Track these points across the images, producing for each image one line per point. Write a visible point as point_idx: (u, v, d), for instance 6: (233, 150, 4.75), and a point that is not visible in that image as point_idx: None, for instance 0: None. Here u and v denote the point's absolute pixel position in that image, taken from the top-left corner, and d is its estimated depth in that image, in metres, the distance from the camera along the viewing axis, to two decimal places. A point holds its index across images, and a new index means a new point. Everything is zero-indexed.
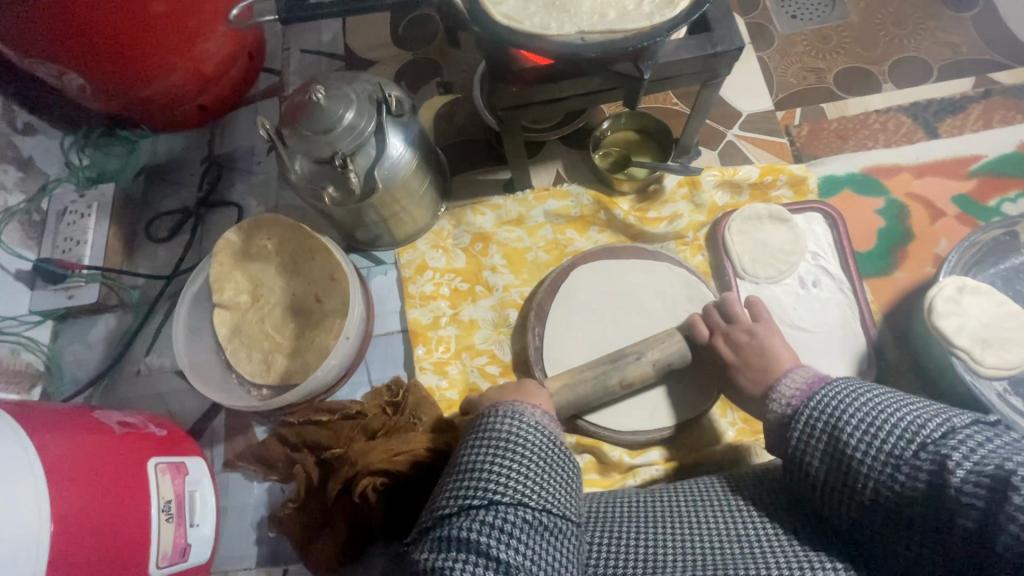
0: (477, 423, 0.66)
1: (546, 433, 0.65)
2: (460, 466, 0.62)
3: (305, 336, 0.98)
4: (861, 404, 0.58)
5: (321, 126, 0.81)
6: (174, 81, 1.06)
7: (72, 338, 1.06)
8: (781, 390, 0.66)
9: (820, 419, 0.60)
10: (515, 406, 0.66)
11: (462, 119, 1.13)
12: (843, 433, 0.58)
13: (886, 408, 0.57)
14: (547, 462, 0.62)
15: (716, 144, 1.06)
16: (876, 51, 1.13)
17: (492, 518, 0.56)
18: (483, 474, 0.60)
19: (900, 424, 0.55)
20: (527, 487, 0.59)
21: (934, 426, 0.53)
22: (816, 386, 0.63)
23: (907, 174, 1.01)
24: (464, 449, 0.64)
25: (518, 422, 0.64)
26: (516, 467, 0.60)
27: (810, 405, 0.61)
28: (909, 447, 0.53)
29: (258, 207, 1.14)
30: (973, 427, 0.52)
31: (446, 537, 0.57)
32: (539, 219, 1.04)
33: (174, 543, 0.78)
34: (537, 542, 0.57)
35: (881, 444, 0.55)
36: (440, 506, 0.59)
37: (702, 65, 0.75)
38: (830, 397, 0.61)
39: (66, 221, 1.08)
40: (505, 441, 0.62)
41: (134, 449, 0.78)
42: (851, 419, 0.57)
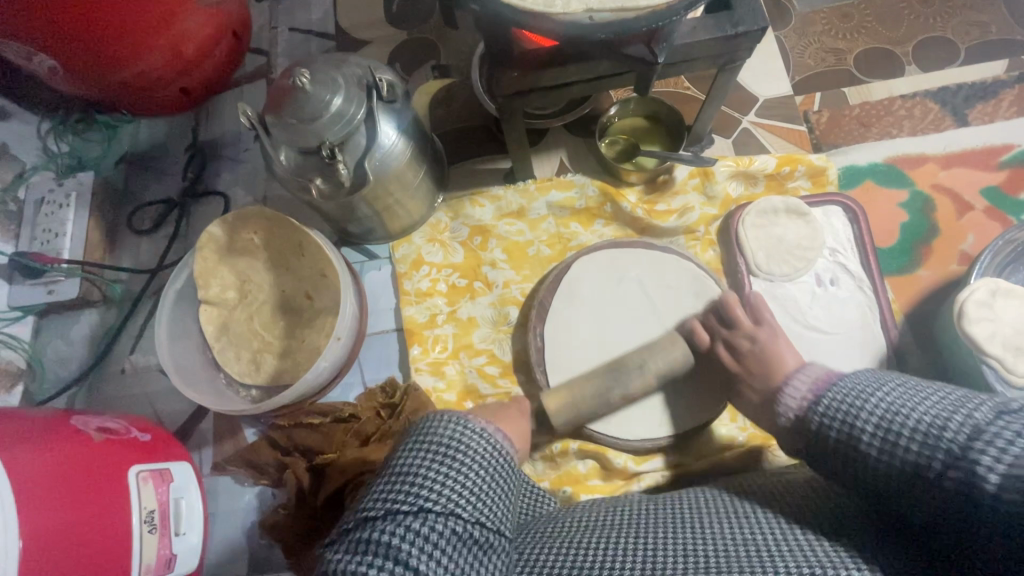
0: (418, 427, 0.60)
1: (494, 445, 0.59)
2: (393, 471, 0.56)
3: (296, 335, 0.93)
4: (876, 400, 0.54)
5: (306, 113, 0.75)
6: (152, 63, 1.00)
7: (54, 335, 1.02)
8: (791, 394, 0.64)
9: (830, 423, 0.56)
10: (466, 416, 0.60)
11: (459, 104, 1.06)
12: (858, 435, 0.53)
13: (902, 406, 0.51)
14: (486, 475, 0.56)
15: (730, 132, 0.99)
16: (902, 31, 1.05)
17: (418, 526, 0.51)
18: (418, 481, 0.54)
19: (912, 423, 0.50)
20: (462, 496, 0.54)
21: (957, 426, 0.47)
22: (822, 391, 0.61)
23: (933, 164, 0.95)
24: (401, 452, 0.58)
25: (464, 431, 0.58)
26: (455, 476, 0.55)
27: (819, 407, 0.59)
28: (929, 452, 0.47)
29: (246, 197, 1.08)
30: (995, 420, 0.45)
31: (363, 542, 0.50)
32: (541, 212, 0.98)
33: (158, 554, 0.74)
34: (464, 557, 0.51)
35: (900, 449, 0.49)
36: (366, 509, 0.53)
37: (721, 47, 0.68)
38: (844, 390, 0.57)
39: (44, 212, 1.02)
40: (446, 448, 0.57)
41: (114, 458, 0.74)
42: (866, 421, 0.53)
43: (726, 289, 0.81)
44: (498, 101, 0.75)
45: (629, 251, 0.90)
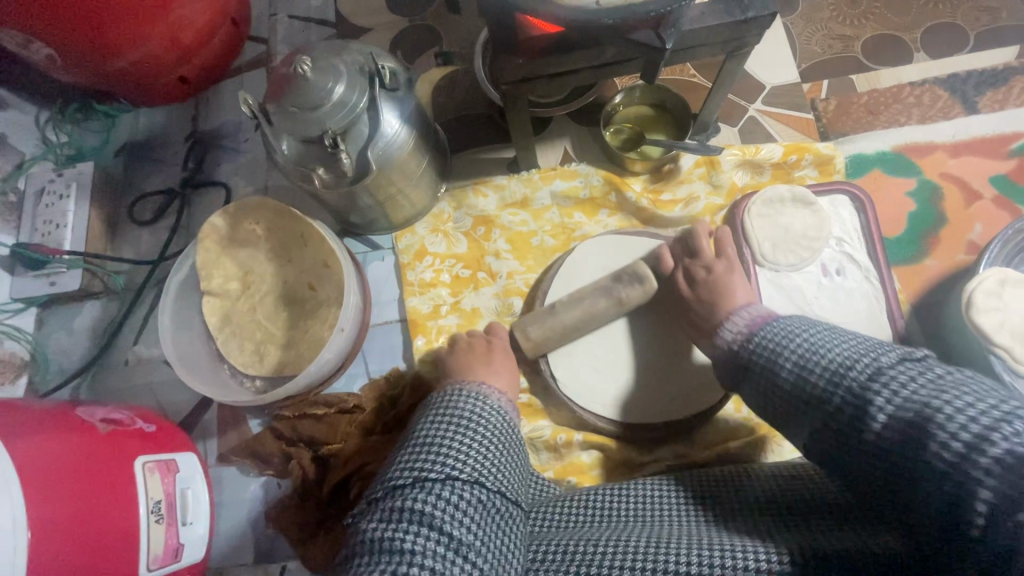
0: (435, 404, 0.68)
1: (507, 418, 0.67)
2: (416, 443, 0.62)
3: (299, 326, 0.93)
4: (795, 342, 0.60)
5: (308, 102, 0.74)
6: (150, 50, 0.99)
7: (56, 326, 1.02)
8: (735, 321, 0.68)
9: (764, 358, 0.61)
10: (479, 389, 0.69)
11: (462, 92, 1.05)
12: (775, 370, 0.59)
13: (822, 346, 0.57)
14: (500, 446, 0.63)
15: (736, 120, 0.98)
16: (911, 17, 1.04)
17: (447, 492, 0.55)
18: (443, 451, 0.59)
19: (830, 363, 0.54)
20: (482, 466, 0.59)
21: (862, 367, 0.52)
22: (758, 326, 0.65)
23: (942, 153, 0.94)
24: (421, 426, 0.64)
25: (482, 405, 0.67)
26: (473, 446, 0.61)
27: (752, 336, 0.64)
28: (830, 384, 0.53)
29: (247, 187, 1.08)
30: (899, 364, 0.50)
31: (395, 508, 0.54)
32: (545, 201, 0.97)
33: (165, 544, 0.75)
34: (489, 524, 0.55)
35: (808, 381, 0.55)
36: (393, 477, 0.58)
37: (729, 33, 0.67)
38: (777, 331, 0.62)
39: (44, 203, 1.02)
40: (464, 421, 0.64)
41: (119, 449, 0.74)
42: (790, 359, 0.58)
43: (715, 277, 0.80)
44: (502, 89, 0.74)
45: (633, 242, 0.89)
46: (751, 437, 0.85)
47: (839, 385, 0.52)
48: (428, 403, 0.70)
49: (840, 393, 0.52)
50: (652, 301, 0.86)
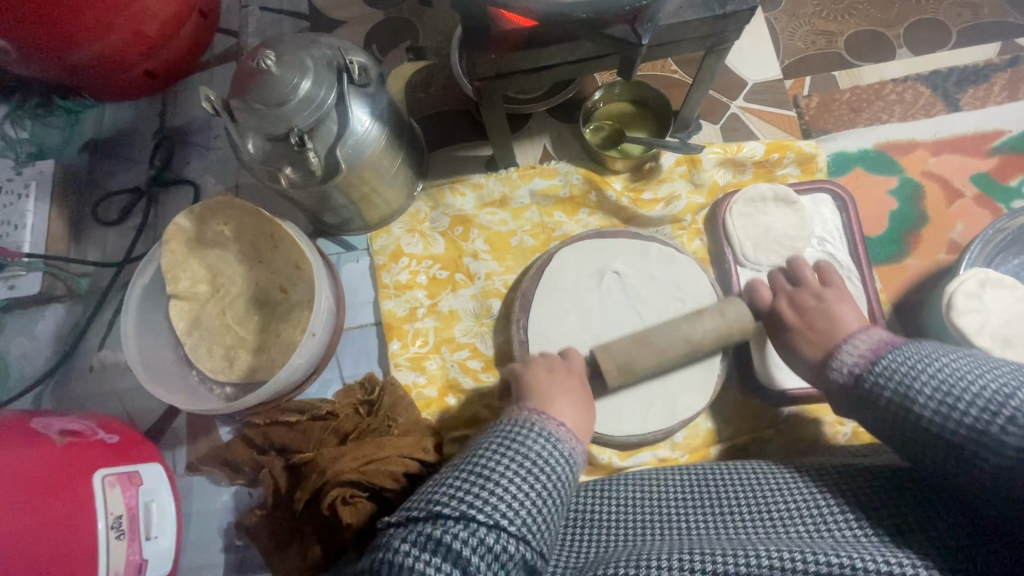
0: (502, 430, 0.60)
1: (572, 470, 0.59)
2: (472, 471, 0.55)
3: (270, 330, 0.90)
4: (937, 367, 0.54)
5: (273, 98, 0.71)
6: (113, 43, 0.95)
7: (17, 331, 0.98)
8: (843, 358, 0.63)
9: (894, 388, 0.56)
10: (558, 428, 0.60)
11: (439, 88, 1.02)
12: (918, 393, 0.54)
13: (969, 376, 0.51)
14: (559, 501, 0.56)
15: (718, 118, 0.97)
16: (893, 12, 1.02)
17: (492, 540, 0.51)
18: (499, 492, 0.53)
19: (984, 392, 0.49)
20: (533, 523, 0.53)
21: (1019, 397, 0.47)
22: (882, 353, 0.60)
23: (924, 151, 0.93)
24: (487, 451, 0.57)
25: (551, 449, 0.58)
26: (532, 497, 0.54)
27: (875, 368, 0.59)
28: (990, 417, 0.48)
29: (217, 186, 1.04)
30: None
31: (429, 537, 0.50)
32: (524, 200, 0.95)
33: (127, 560, 0.72)
34: (517, 574, 0.52)
35: (958, 410, 0.50)
36: (437, 504, 0.53)
37: (707, 29, 0.65)
38: (910, 355, 0.57)
39: (2, 204, 0.99)
40: (533, 466, 0.56)
41: (75, 464, 0.70)
42: (927, 390, 0.53)
43: (825, 306, 0.73)
44: (476, 86, 0.71)
45: (614, 243, 0.87)
46: (732, 440, 0.84)
47: (987, 429, 0.48)
48: (501, 420, 0.62)
49: (1004, 433, 0.46)
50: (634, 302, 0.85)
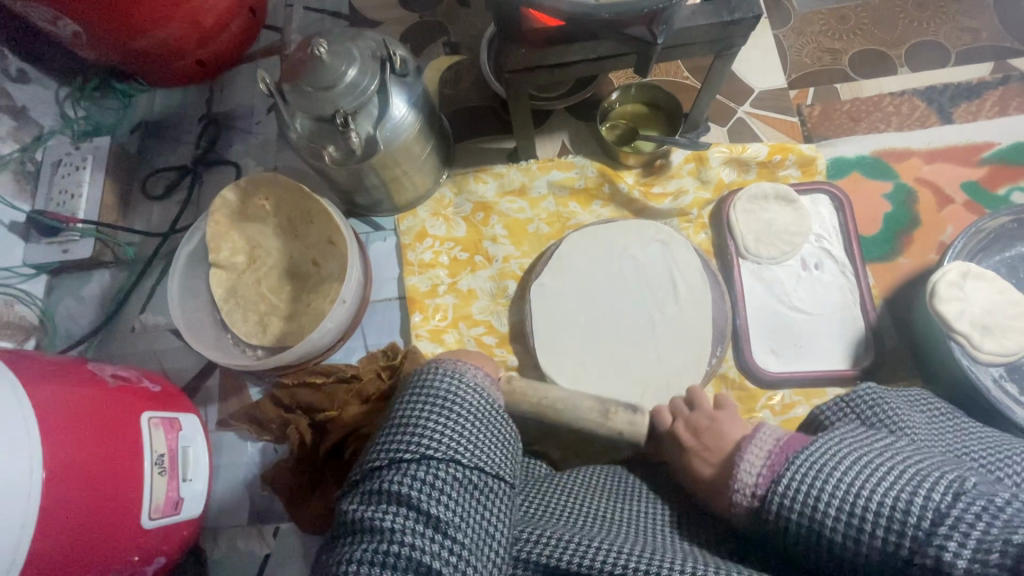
0: (415, 378, 0.63)
1: (487, 398, 0.62)
2: (396, 421, 0.59)
3: (301, 299, 0.97)
4: (841, 474, 0.49)
5: (322, 82, 0.79)
6: (171, 33, 1.04)
7: (67, 292, 1.06)
8: (743, 478, 0.55)
9: (813, 501, 0.49)
10: (457, 364, 0.63)
11: (467, 86, 1.10)
12: (823, 518, 0.49)
13: (867, 489, 0.47)
14: (483, 425, 0.59)
15: (726, 121, 1.04)
16: (893, 33, 1.10)
17: (423, 473, 0.54)
18: (417, 429, 0.57)
19: (883, 507, 0.46)
20: (461, 445, 0.56)
21: (931, 505, 0.44)
22: (782, 462, 0.53)
23: (918, 159, 0.99)
24: (402, 403, 0.61)
25: (458, 383, 0.61)
26: (451, 426, 0.57)
27: (780, 488, 0.52)
28: (902, 534, 0.45)
29: (257, 168, 1.12)
30: (963, 499, 0.44)
31: (376, 489, 0.54)
32: (542, 191, 1.02)
33: (167, 496, 0.78)
34: (468, 502, 0.54)
35: (870, 531, 0.46)
36: (371, 460, 0.57)
37: (717, 33, 0.72)
38: (806, 467, 0.52)
39: (61, 173, 1.06)
40: (444, 400, 0.59)
41: (126, 403, 0.77)
42: (834, 498, 0.48)
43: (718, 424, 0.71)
44: (506, 78, 0.79)
45: (622, 229, 0.94)
46: None
47: (895, 548, 0.45)
48: (409, 379, 0.66)
49: (911, 553, 0.44)
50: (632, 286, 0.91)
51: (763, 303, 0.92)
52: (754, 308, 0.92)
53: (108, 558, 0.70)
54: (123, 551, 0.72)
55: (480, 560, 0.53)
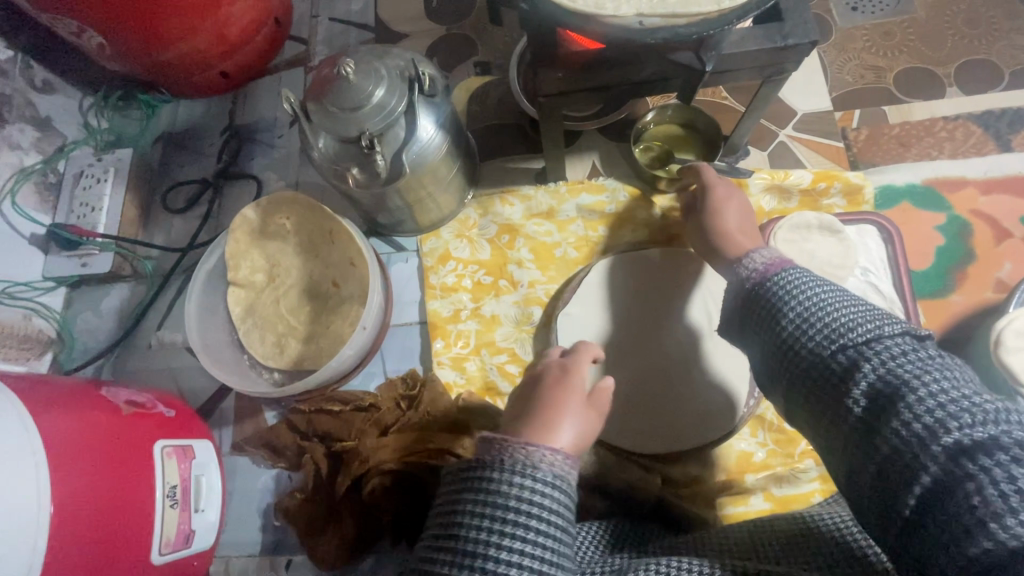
0: (479, 480, 0.48)
1: (566, 489, 0.50)
2: (463, 544, 0.46)
3: (320, 321, 0.94)
4: (808, 294, 0.53)
5: (348, 102, 0.76)
6: (196, 46, 1.02)
7: (85, 306, 1.04)
8: (751, 260, 0.61)
9: (783, 296, 0.55)
10: (526, 454, 0.49)
11: (493, 102, 1.07)
12: (784, 308, 0.54)
13: (829, 307, 0.51)
14: (566, 530, 0.48)
15: (766, 145, 0.99)
16: (944, 52, 1.04)
17: None
18: (491, 564, 0.45)
19: (833, 320, 0.50)
20: (544, 574, 0.46)
21: (860, 332, 0.48)
22: (780, 267, 0.58)
23: (973, 189, 0.93)
24: (462, 517, 0.48)
25: (531, 482, 0.48)
26: (534, 551, 0.46)
27: (771, 278, 0.57)
28: (831, 344, 0.49)
29: (278, 182, 1.10)
30: (900, 338, 0.47)
31: None
32: (571, 214, 0.98)
33: (178, 529, 0.75)
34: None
35: (808, 334, 0.51)
36: None
37: (767, 59, 0.68)
38: (789, 278, 0.56)
39: (82, 185, 1.05)
40: (517, 515, 0.46)
41: (140, 432, 0.75)
42: (796, 306, 0.53)
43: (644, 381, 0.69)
44: (539, 102, 0.75)
45: (654, 260, 0.90)
46: (766, 465, 0.83)
47: (824, 350, 0.49)
48: (460, 467, 0.51)
49: (836, 357, 0.48)
50: (664, 318, 0.86)
51: None
52: None
53: None
54: None
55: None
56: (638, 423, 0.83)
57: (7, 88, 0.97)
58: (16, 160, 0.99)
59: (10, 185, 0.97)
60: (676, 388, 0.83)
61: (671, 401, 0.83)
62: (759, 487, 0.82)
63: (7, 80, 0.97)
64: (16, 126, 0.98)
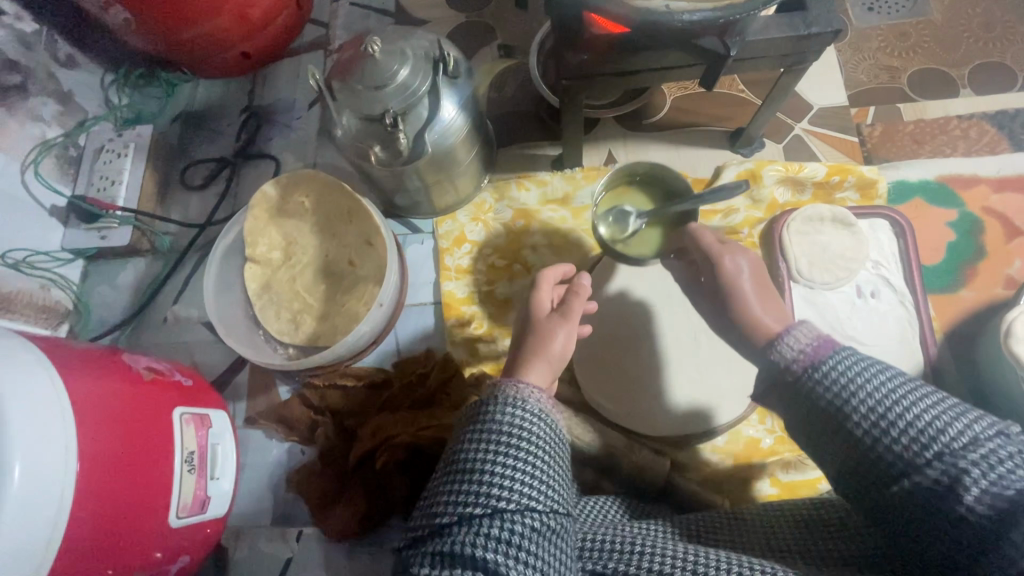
0: (468, 417, 0.57)
1: (551, 424, 0.57)
2: (456, 467, 0.53)
3: (335, 300, 0.95)
4: (871, 385, 0.48)
5: (373, 80, 0.77)
6: (220, 25, 1.03)
7: (102, 279, 1.06)
8: (784, 347, 0.54)
9: (843, 391, 0.49)
10: (514, 389, 0.57)
11: (511, 89, 1.08)
12: (850, 403, 0.48)
13: (906, 404, 0.47)
14: (553, 461, 0.55)
15: (782, 137, 1.00)
16: (959, 53, 1.04)
17: (497, 529, 0.49)
18: (485, 477, 0.51)
19: (916, 423, 0.45)
20: (534, 490, 0.51)
21: (955, 434, 0.44)
22: (827, 350, 0.52)
23: (986, 187, 0.94)
24: (461, 444, 0.55)
25: (521, 413, 0.55)
26: (523, 467, 0.52)
27: (829, 363, 0.51)
28: (921, 452, 0.45)
29: (295, 163, 1.11)
30: (995, 438, 0.43)
31: (447, 552, 0.49)
32: (586, 201, 0.99)
33: (195, 494, 0.77)
34: (547, 550, 0.50)
35: (889, 441, 0.46)
36: (437, 516, 0.51)
37: (790, 47, 0.69)
38: (846, 361, 0.50)
39: (102, 160, 1.05)
40: (508, 438, 0.53)
41: (159, 398, 0.76)
42: (867, 403, 0.48)
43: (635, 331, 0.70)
44: (561, 84, 0.76)
45: None
46: (774, 451, 0.84)
47: (914, 460, 0.45)
48: (463, 410, 0.59)
49: (928, 467, 0.44)
50: (673, 302, 0.89)
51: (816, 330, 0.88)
52: None
53: (134, 554, 0.69)
54: (148, 548, 0.71)
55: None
56: (644, 409, 0.85)
57: (31, 61, 0.97)
58: (38, 131, 0.99)
59: (32, 155, 0.98)
60: (682, 375, 0.85)
61: (676, 388, 0.85)
62: (767, 472, 0.83)
63: (32, 53, 0.97)
64: (39, 99, 0.99)
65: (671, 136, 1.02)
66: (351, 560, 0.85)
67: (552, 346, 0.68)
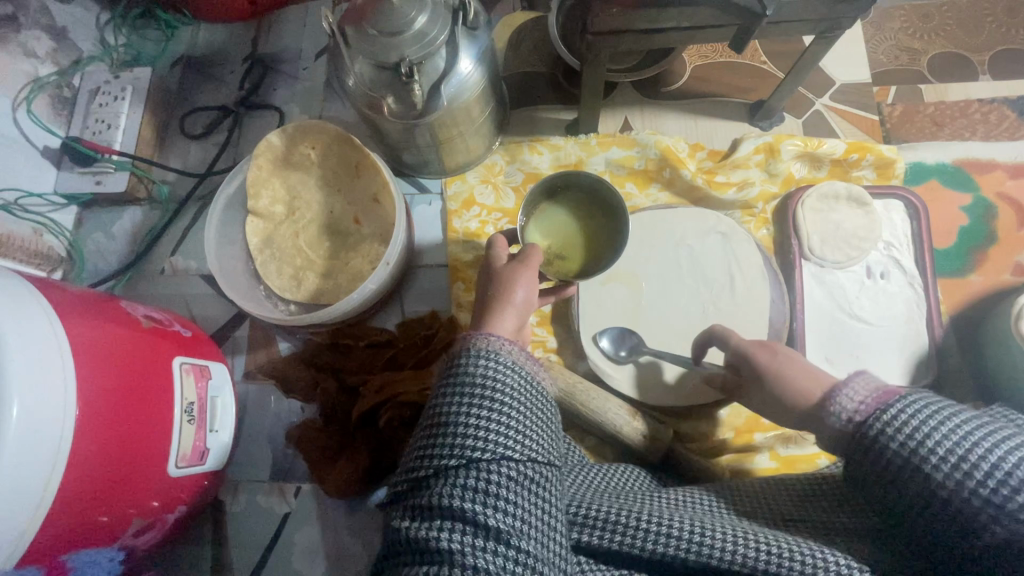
0: (444, 370, 0.56)
1: (527, 376, 0.56)
2: (433, 421, 0.53)
3: (339, 257, 0.93)
4: (943, 428, 0.43)
5: (389, 27, 0.73)
6: None
7: (97, 226, 1.02)
8: (843, 402, 0.49)
9: (911, 437, 0.44)
10: (486, 342, 0.56)
11: (528, 49, 1.04)
12: (922, 447, 0.43)
13: (988, 446, 0.41)
14: (532, 412, 0.54)
15: (801, 113, 0.99)
16: (981, 37, 1.02)
17: (473, 480, 0.49)
18: (460, 429, 0.51)
19: (1005, 467, 0.40)
20: (511, 440, 0.51)
21: None
22: (890, 398, 0.47)
23: (1002, 172, 0.93)
24: (438, 399, 0.54)
25: (494, 365, 0.54)
26: (500, 419, 0.51)
27: (884, 418, 0.46)
28: (1014, 496, 0.39)
29: (301, 115, 1.07)
30: None
31: (425, 503, 0.49)
32: (599, 167, 0.96)
33: (194, 445, 0.76)
34: (527, 498, 0.50)
35: (974, 484, 0.40)
36: (414, 470, 0.51)
37: (825, 11, 0.67)
38: (917, 409, 0.45)
39: (97, 102, 1.01)
40: (482, 389, 0.53)
41: (160, 346, 0.74)
42: (939, 447, 0.42)
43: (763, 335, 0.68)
44: (586, 40, 0.71)
45: (668, 218, 0.91)
46: (776, 427, 0.85)
47: (1004, 507, 0.39)
48: (439, 367, 0.58)
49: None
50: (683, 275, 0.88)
51: (824, 309, 0.87)
52: (814, 313, 0.87)
53: (132, 501, 0.68)
54: (146, 496, 0.70)
55: (550, 556, 0.49)
56: (647, 378, 0.84)
57: None
58: (31, 68, 0.94)
59: (25, 93, 0.93)
60: (692, 328, 0.86)
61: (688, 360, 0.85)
62: (767, 446, 0.84)
63: None
64: (31, 33, 0.94)
65: (689, 106, 1.00)
66: (350, 517, 0.85)
67: (516, 293, 0.64)
